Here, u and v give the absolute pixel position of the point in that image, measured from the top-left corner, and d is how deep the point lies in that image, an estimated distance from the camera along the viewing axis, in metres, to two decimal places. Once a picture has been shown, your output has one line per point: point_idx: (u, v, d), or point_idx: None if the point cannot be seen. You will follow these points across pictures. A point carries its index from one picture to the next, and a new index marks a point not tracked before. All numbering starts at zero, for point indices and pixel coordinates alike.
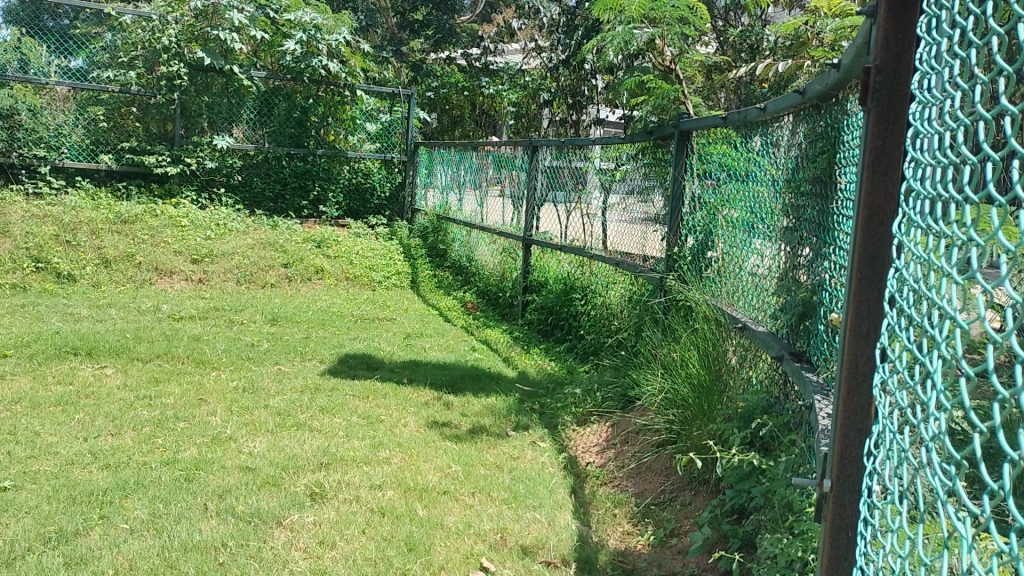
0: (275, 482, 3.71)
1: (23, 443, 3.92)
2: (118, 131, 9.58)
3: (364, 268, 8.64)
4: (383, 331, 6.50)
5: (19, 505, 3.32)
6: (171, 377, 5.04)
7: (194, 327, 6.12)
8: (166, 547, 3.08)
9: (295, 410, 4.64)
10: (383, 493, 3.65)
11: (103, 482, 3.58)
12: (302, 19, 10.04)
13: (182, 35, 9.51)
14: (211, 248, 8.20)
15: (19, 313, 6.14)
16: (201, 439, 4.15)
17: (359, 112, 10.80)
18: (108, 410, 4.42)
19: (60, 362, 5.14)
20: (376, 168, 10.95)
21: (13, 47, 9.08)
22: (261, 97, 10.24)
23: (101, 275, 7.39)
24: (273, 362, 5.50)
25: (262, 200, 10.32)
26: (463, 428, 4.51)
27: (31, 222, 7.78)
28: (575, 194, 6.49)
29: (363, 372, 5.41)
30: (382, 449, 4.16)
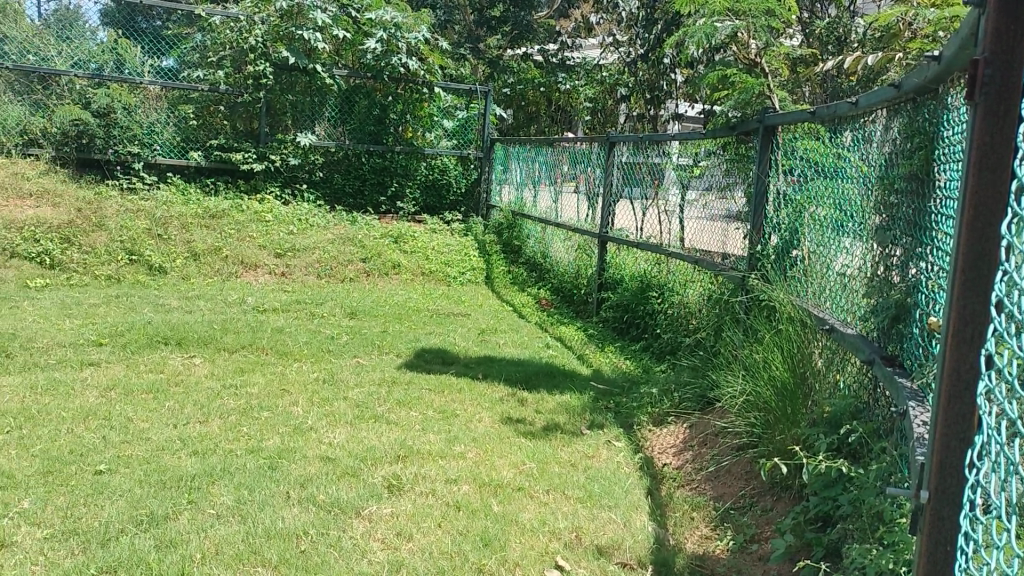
0: (354, 473, 3.78)
1: (117, 429, 4.10)
2: (207, 128, 9.89)
3: (439, 263, 8.73)
4: (459, 326, 6.55)
5: (114, 488, 3.47)
6: (255, 367, 5.19)
7: (277, 320, 6.28)
8: (250, 533, 3.18)
9: (373, 402, 4.72)
10: (458, 488, 3.68)
11: (192, 468, 3.71)
12: (383, 17, 10.14)
13: (267, 36, 9.73)
14: (293, 243, 8.42)
15: (114, 304, 6.41)
16: (284, 429, 4.25)
17: (437, 109, 10.88)
18: (196, 398, 4.58)
19: (152, 351, 5.35)
20: (453, 164, 11.05)
21: (110, 48, 9.48)
22: (342, 95, 10.42)
23: (190, 268, 7.65)
24: (352, 355, 5.60)
25: (343, 196, 10.52)
26: (538, 425, 4.50)
27: (125, 216, 8.10)
28: (653, 190, 6.42)
29: (438, 367, 5.46)
30: (457, 444, 4.19)
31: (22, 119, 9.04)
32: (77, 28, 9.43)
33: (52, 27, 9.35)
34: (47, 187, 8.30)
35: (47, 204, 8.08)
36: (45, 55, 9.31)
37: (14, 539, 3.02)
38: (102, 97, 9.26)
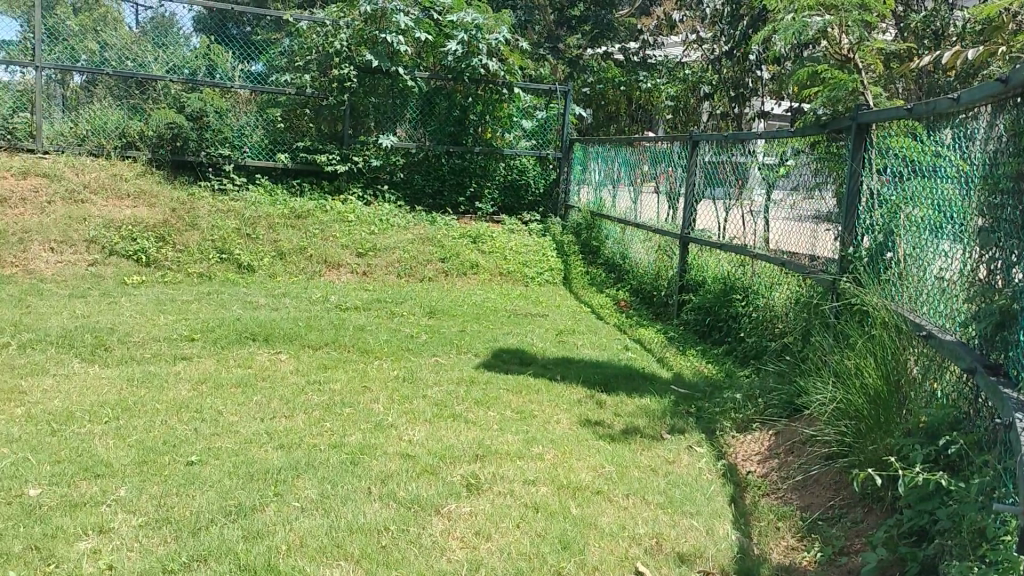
0: (434, 471, 3.81)
1: (208, 421, 4.24)
2: (293, 131, 10.17)
3: (517, 263, 8.75)
4: (536, 327, 6.55)
5: (204, 479, 3.59)
6: (337, 364, 5.30)
7: (359, 318, 6.40)
8: (333, 527, 3.24)
9: (452, 401, 4.75)
10: (537, 489, 3.67)
11: (278, 461, 3.81)
12: (465, 19, 10.24)
13: (352, 39, 9.95)
14: (375, 243, 8.56)
15: (205, 301, 6.64)
16: (365, 425, 4.32)
17: (517, 110, 10.92)
18: (282, 393, 4.71)
19: (241, 346, 5.53)
20: (531, 165, 11.07)
21: (203, 53, 9.83)
22: (424, 96, 10.55)
23: (276, 266, 7.88)
24: (431, 353, 5.66)
25: (422, 197, 10.62)
26: (617, 428, 4.46)
27: (217, 216, 8.39)
28: (737, 190, 6.30)
29: (516, 367, 5.47)
30: (535, 445, 4.18)
31: (121, 123, 9.43)
32: (172, 35, 9.81)
33: (148, 34, 9.75)
34: (144, 188, 8.67)
35: (143, 205, 8.45)
36: (142, 61, 9.70)
37: (111, 525, 3.16)
38: (195, 101, 9.54)
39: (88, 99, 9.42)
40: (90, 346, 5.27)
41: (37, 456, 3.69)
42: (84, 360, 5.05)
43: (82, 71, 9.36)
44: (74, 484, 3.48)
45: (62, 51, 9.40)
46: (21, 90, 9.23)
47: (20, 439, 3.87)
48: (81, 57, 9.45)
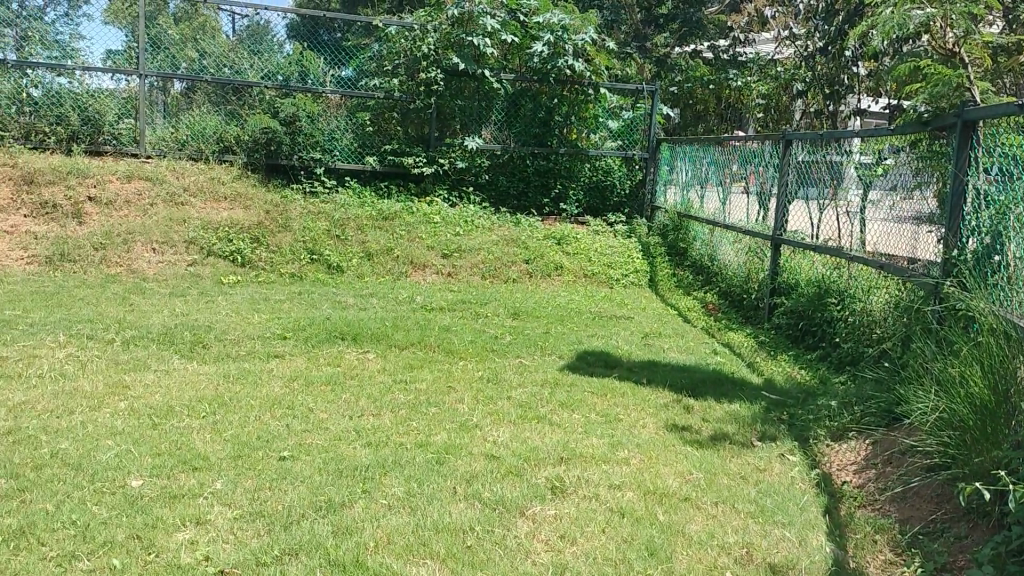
0: (518, 472, 3.81)
1: (299, 418, 4.35)
2: (382, 134, 10.36)
3: (602, 265, 8.68)
4: (622, 329, 6.49)
5: (295, 474, 3.68)
6: (423, 364, 5.35)
7: (444, 318, 6.47)
8: (419, 525, 3.27)
9: (536, 403, 4.74)
10: (623, 494, 3.63)
11: (366, 458, 3.88)
12: (551, 20, 10.24)
13: (439, 42, 10.07)
14: (460, 244, 8.64)
15: (297, 300, 6.83)
16: (450, 425, 4.36)
17: (603, 110, 10.87)
18: (370, 392, 4.80)
19: (330, 345, 5.66)
20: (617, 165, 10.99)
21: (296, 60, 10.07)
22: (509, 98, 10.59)
23: (364, 267, 8.04)
24: (515, 355, 5.67)
25: (507, 198, 10.64)
26: (705, 434, 4.37)
27: (308, 218, 8.62)
28: (832, 191, 6.11)
29: (601, 370, 5.41)
30: (621, 449, 4.13)
31: (218, 128, 9.85)
32: (266, 42, 10.03)
33: (244, 42, 9.97)
34: (239, 190, 8.98)
35: (239, 207, 8.76)
36: (239, 68, 9.98)
37: (208, 517, 3.27)
38: (289, 106, 9.86)
39: (188, 105, 9.80)
40: (189, 343, 5.49)
41: (139, 448, 3.85)
42: (183, 357, 5.25)
43: (182, 78, 9.73)
44: (174, 475, 3.62)
45: (164, 59, 9.75)
46: (126, 97, 9.64)
47: (124, 431, 4.05)
48: (181, 64, 9.81)
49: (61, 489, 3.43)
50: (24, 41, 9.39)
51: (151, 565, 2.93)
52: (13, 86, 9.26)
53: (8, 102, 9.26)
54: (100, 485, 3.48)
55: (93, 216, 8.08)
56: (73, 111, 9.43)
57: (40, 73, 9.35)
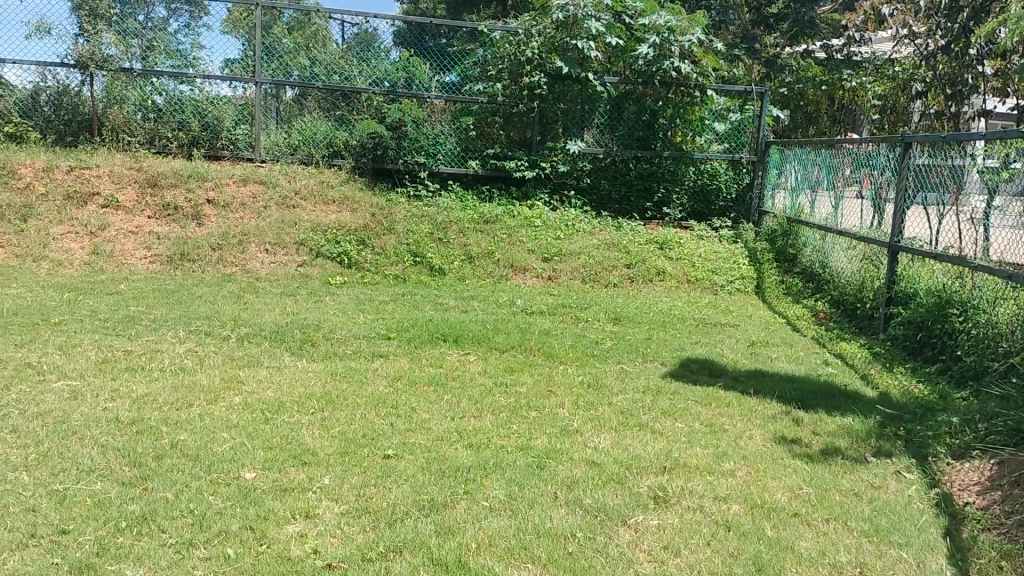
0: (620, 480, 3.76)
1: (403, 417, 4.43)
2: (484, 138, 10.46)
3: (706, 270, 8.51)
4: (727, 337, 6.33)
5: (399, 473, 3.74)
6: (523, 367, 5.37)
7: (544, 322, 6.47)
8: (521, 529, 3.28)
9: (638, 410, 4.68)
10: (728, 507, 3.53)
11: (467, 459, 3.92)
12: (657, 22, 10.15)
13: (543, 47, 10.09)
14: (560, 247, 8.63)
15: (400, 301, 6.97)
16: (550, 429, 4.35)
17: (709, 113, 10.70)
18: (471, 393, 4.84)
19: (432, 346, 5.74)
20: (724, 169, 10.80)
21: (403, 66, 10.29)
22: (612, 102, 10.52)
23: (466, 269, 8.13)
24: (616, 361, 5.60)
25: (609, 202, 10.56)
26: (815, 448, 4.21)
27: (412, 221, 8.80)
28: (953, 196, 5.85)
29: (705, 379, 5.29)
30: (726, 460, 4.03)
31: (328, 134, 10.14)
32: (373, 49, 10.29)
33: (353, 49, 10.23)
34: (347, 194, 9.20)
35: (347, 210, 9.00)
36: (348, 74, 10.27)
37: (317, 511, 3.37)
38: (395, 112, 10.04)
39: (300, 111, 10.16)
40: (298, 341, 5.67)
41: (253, 442, 4.00)
42: (294, 354, 5.44)
43: (294, 85, 10.10)
44: (284, 469, 3.74)
45: (278, 67, 10.12)
46: (242, 104, 10.06)
47: (238, 425, 4.21)
48: (294, 72, 10.18)
49: (181, 478, 3.60)
50: (150, 50, 9.86)
51: (264, 556, 3.03)
52: (139, 93, 9.83)
53: (134, 108, 9.84)
54: (216, 476, 3.64)
55: (210, 217, 8.48)
56: (193, 117, 9.94)
57: (164, 81, 9.87)
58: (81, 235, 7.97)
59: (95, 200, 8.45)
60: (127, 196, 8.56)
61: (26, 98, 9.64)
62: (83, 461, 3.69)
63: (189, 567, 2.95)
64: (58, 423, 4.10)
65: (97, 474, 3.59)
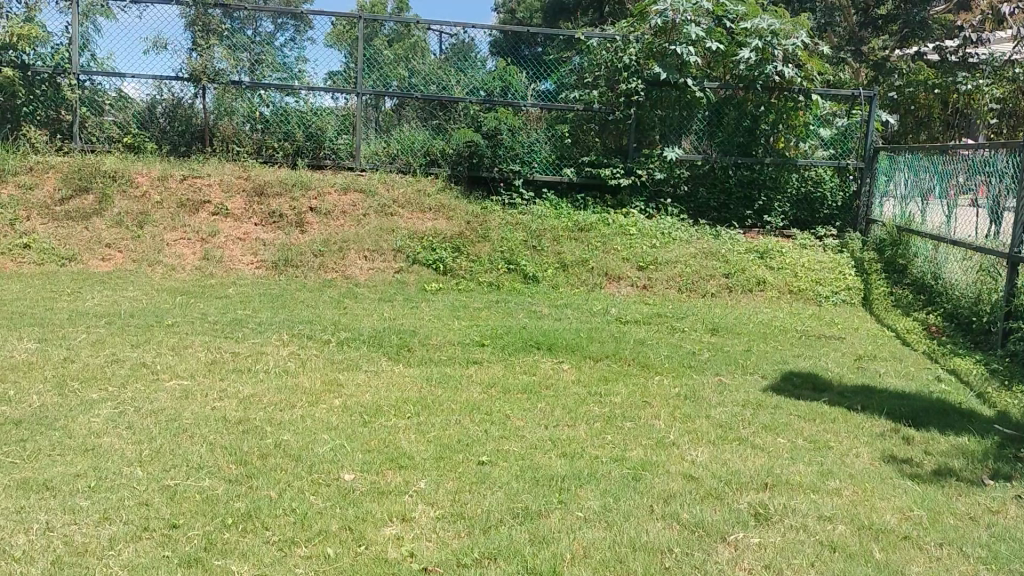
0: (718, 496, 3.66)
1: (497, 424, 4.44)
2: (580, 146, 10.44)
3: (809, 281, 8.24)
4: (831, 350, 6.10)
5: (494, 479, 3.75)
6: (618, 377, 5.30)
7: (639, 331, 6.38)
8: (616, 542, 3.22)
9: (737, 424, 4.55)
10: (833, 527, 3.38)
11: (562, 469, 3.89)
12: (759, 26, 9.91)
13: (641, 53, 10.02)
14: (656, 256, 8.51)
15: (494, 308, 7.02)
16: (647, 441, 4.27)
17: (814, 118, 10.35)
18: (565, 402, 4.81)
19: (526, 354, 5.75)
20: (829, 176, 10.45)
21: (499, 75, 10.34)
22: (712, 107, 10.32)
23: (560, 278, 8.11)
24: (715, 373, 5.47)
25: (707, 210, 10.36)
26: (927, 469, 4.00)
27: (506, 229, 8.84)
28: None
29: (809, 394, 5.10)
30: (831, 479, 3.86)
31: (426, 143, 10.33)
32: (471, 59, 10.34)
33: (451, 60, 10.33)
34: (443, 202, 9.32)
35: (442, 218, 9.13)
36: (446, 84, 10.35)
37: (413, 515, 3.40)
38: (491, 120, 10.20)
39: (398, 120, 10.37)
40: (395, 347, 5.77)
41: (352, 444, 4.09)
42: (391, 359, 5.54)
43: (393, 96, 10.29)
44: (382, 472, 3.80)
45: (378, 78, 10.33)
46: (344, 115, 10.34)
47: (337, 427, 4.31)
48: (392, 82, 10.35)
49: (284, 478, 3.70)
50: (257, 64, 10.22)
51: (362, 557, 3.08)
52: (247, 105, 10.21)
53: (243, 120, 10.24)
54: (317, 476, 3.73)
55: (312, 225, 8.75)
56: (298, 128, 10.29)
57: (271, 93, 10.24)
58: (193, 241, 8.35)
59: (205, 207, 8.84)
60: (235, 204, 8.92)
61: (142, 110, 10.15)
62: (193, 458, 3.84)
63: (291, 565, 3.02)
64: (170, 421, 4.28)
65: (205, 471, 3.73)
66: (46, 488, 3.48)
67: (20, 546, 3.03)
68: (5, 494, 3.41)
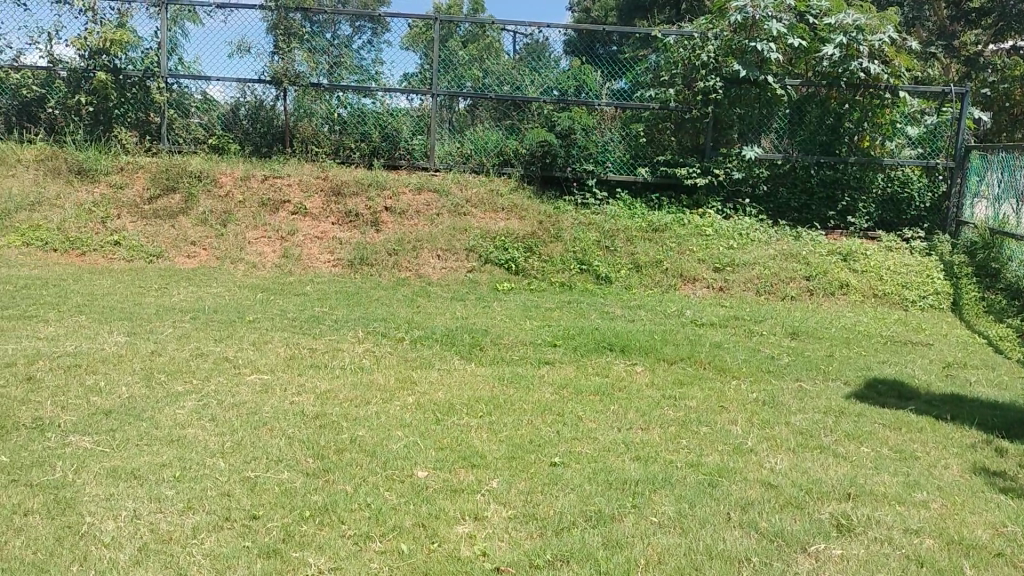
0: (799, 504, 3.55)
1: (569, 425, 4.41)
2: (655, 145, 10.30)
3: (895, 284, 7.95)
4: (918, 357, 5.87)
5: (566, 481, 3.72)
6: (693, 381, 5.20)
7: (716, 334, 6.26)
8: (692, 548, 3.16)
9: (818, 431, 4.41)
10: (921, 540, 3.24)
11: (635, 472, 3.83)
12: (844, 21, 9.66)
13: (720, 50, 9.86)
14: (733, 257, 8.33)
15: (567, 309, 6.99)
16: (723, 446, 4.18)
17: (901, 116, 10.00)
18: (639, 405, 4.75)
19: (599, 355, 5.70)
20: (917, 176, 10.07)
21: (574, 74, 10.30)
22: (793, 105, 10.07)
23: (633, 279, 8.03)
24: (794, 378, 5.32)
25: (787, 211, 10.08)
26: (1022, 483, 3.80)
27: (579, 229, 8.79)
28: None
29: (895, 401, 4.91)
30: (918, 490, 3.71)
31: (500, 143, 10.37)
32: (545, 58, 10.30)
33: (525, 59, 10.31)
34: (516, 202, 9.33)
35: (515, 218, 9.14)
36: (520, 84, 10.34)
37: (485, 514, 3.40)
38: (566, 120, 10.15)
39: (473, 121, 10.42)
40: (468, 345, 5.80)
41: (425, 441, 4.12)
42: (463, 358, 5.57)
43: (467, 96, 10.34)
44: (454, 470, 3.82)
45: (452, 78, 10.39)
46: (419, 115, 10.45)
47: (411, 424, 4.35)
48: (467, 83, 10.39)
49: (360, 473, 3.75)
50: (336, 66, 10.41)
51: (435, 554, 3.10)
52: (326, 106, 10.43)
53: (322, 121, 10.46)
54: (392, 472, 3.77)
55: (387, 224, 8.87)
56: (375, 129, 10.45)
57: (348, 95, 10.41)
58: (273, 239, 8.56)
59: (285, 207, 9.06)
60: (314, 204, 9.12)
61: (226, 112, 10.45)
62: (272, 451, 3.93)
63: (366, 559, 3.05)
64: (251, 414, 4.40)
65: (285, 464, 3.81)
66: (134, 477, 3.61)
67: (109, 532, 3.15)
68: (96, 481, 3.55)
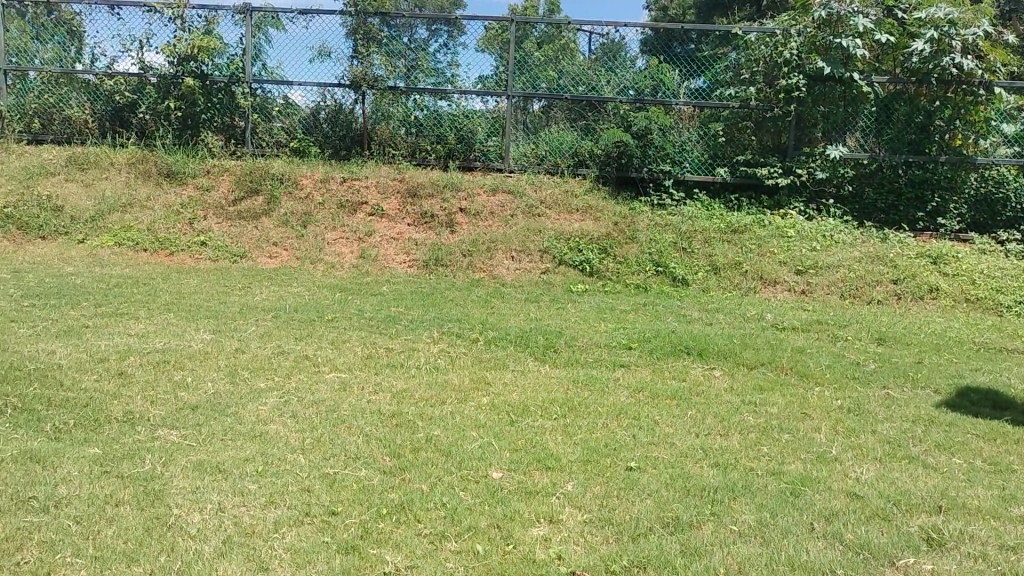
0: (886, 516, 3.41)
1: (645, 429, 4.35)
2: (734, 144, 10.07)
3: (989, 288, 7.60)
4: (1014, 365, 5.59)
5: (643, 487, 3.66)
6: (774, 387, 5.06)
7: (798, 339, 6.09)
8: (773, 559, 3.07)
9: (907, 441, 4.24)
10: (1018, 558, 3.07)
11: (714, 480, 3.74)
12: (935, 15, 9.29)
13: (803, 47, 9.59)
14: (816, 260, 8.10)
15: (643, 311, 6.91)
16: (806, 455, 4.05)
17: (996, 113, 9.61)
18: (717, 410, 4.65)
19: (676, 359, 5.61)
20: (1013, 175, 9.63)
21: (651, 74, 10.19)
22: (880, 103, 9.74)
23: (710, 281, 7.88)
24: (881, 386, 5.12)
25: (873, 211, 9.73)
26: None
27: (655, 230, 8.68)
28: None
29: (989, 411, 4.68)
30: (1016, 505, 3.52)
31: (575, 144, 10.33)
32: (620, 59, 10.20)
33: (600, 60, 10.23)
34: (591, 203, 9.28)
35: (590, 219, 9.08)
36: (595, 84, 10.28)
37: (560, 517, 3.38)
38: (642, 120, 10.04)
39: (548, 122, 10.41)
40: (542, 347, 5.79)
41: (500, 442, 4.12)
42: (538, 359, 5.56)
43: (542, 97, 10.33)
44: (529, 472, 3.81)
45: (527, 79, 10.37)
46: (494, 117, 10.48)
47: (486, 425, 4.36)
48: (542, 84, 10.37)
49: (436, 472, 3.78)
50: (413, 69, 10.52)
51: (510, 556, 3.09)
52: (403, 109, 10.57)
53: (399, 123, 10.62)
54: (467, 472, 3.78)
55: (462, 225, 8.94)
56: (450, 131, 10.53)
57: (425, 98, 10.54)
58: (351, 240, 8.72)
59: (362, 208, 9.22)
60: (390, 205, 9.26)
61: (307, 116, 10.71)
62: (350, 449, 3.99)
63: (442, 558, 3.06)
64: (331, 412, 4.48)
65: (362, 462, 3.86)
66: (219, 470, 3.71)
67: (195, 524, 3.24)
68: (183, 474, 3.67)
